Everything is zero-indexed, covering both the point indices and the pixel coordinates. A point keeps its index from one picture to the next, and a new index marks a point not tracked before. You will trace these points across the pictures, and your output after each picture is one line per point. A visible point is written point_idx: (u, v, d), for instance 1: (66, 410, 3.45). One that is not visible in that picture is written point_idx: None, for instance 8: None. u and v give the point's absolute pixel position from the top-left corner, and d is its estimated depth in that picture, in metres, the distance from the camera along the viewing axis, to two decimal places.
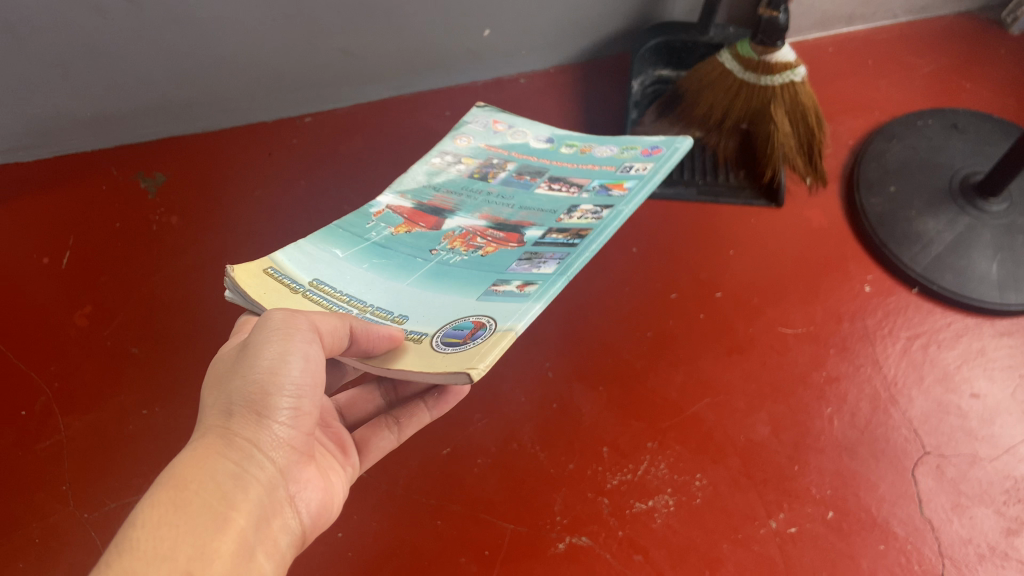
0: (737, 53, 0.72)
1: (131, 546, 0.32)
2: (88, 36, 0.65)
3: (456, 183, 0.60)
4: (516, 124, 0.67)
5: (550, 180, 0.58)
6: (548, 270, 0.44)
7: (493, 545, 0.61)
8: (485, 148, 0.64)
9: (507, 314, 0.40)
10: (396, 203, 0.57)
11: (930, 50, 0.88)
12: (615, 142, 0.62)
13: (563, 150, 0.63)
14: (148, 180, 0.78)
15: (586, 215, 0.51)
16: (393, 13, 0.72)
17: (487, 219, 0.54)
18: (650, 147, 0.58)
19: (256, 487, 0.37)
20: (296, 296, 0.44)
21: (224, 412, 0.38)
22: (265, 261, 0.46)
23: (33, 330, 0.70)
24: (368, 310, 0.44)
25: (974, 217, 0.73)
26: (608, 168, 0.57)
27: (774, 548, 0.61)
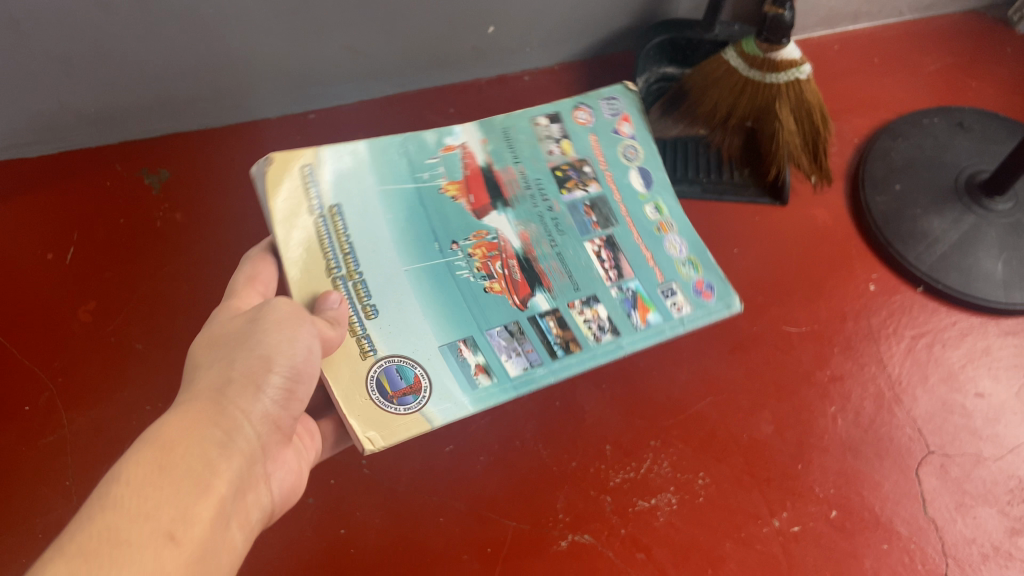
0: (742, 50, 0.70)
1: (115, 502, 0.32)
2: (93, 31, 0.65)
3: (535, 165, 0.62)
4: (637, 140, 0.65)
5: (605, 240, 0.60)
6: (513, 372, 0.52)
7: (495, 543, 0.61)
8: (589, 147, 0.64)
9: (441, 396, 0.50)
10: (470, 150, 0.61)
11: (936, 47, 0.87)
12: (693, 241, 0.62)
13: (650, 210, 0.63)
14: (152, 176, 0.78)
15: (592, 325, 0.56)
16: (398, 10, 0.72)
17: (523, 241, 0.58)
18: (708, 285, 0.60)
19: (240, 458, 0.38)
20: (308, 217, 0.52)
21: (220, 381, 0.40)
22: (314, 156, 0.54)
23: (38, 325, 0.70)
24: (354, 277, 0.52)
25: (980, 216, 0.73)
26: (664, 276, 0.59)
27: (777, 547, 0.61)
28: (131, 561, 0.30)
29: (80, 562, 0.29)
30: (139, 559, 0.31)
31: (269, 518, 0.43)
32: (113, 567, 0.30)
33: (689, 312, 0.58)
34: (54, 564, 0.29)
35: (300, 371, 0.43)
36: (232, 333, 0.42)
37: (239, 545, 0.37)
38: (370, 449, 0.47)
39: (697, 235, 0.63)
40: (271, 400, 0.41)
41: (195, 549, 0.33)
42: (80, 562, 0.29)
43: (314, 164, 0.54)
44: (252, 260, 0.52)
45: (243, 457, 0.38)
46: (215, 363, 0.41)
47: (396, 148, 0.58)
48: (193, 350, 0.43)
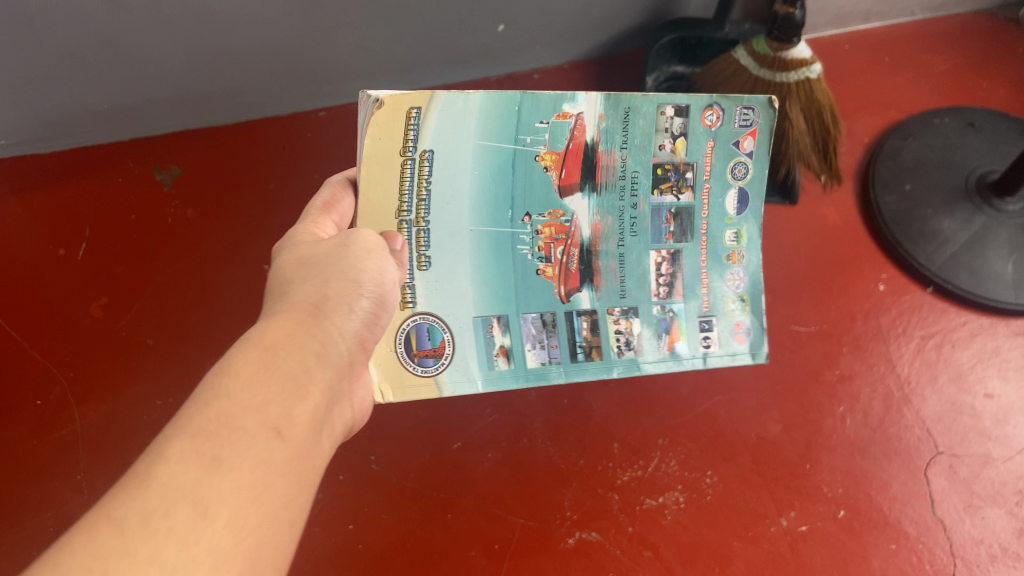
0: (753, 49, 0.70)
1: (228, 393, 0.31)
2: (106, 30, 0.65)
3: (637, 156, 0.50)
4: (754, 159, 0.51)
5: (671, 253, 0.53)
6: (531, 363, 0.52)
7: (503, 540, 0.62)
8: (703, 152, 0.51)
9: (457, 367, 0.50)
10: (584, 124, 0.48)
11: (949, 46, 0.87)
12: (756, 280, 0.55)
13: (730, 235, 0.53)
14: (163, 173, 0.79)
15: (621, 337, 0.53)
16: (409, 9, 0.72)
17: (592, 232, 0.51)
18: (746, 330, 0.55)
19: (336, 371, 0.37)
20: (397, 156, 0.46)
21: (318, 296, 0.38)
22: (424, 96, 0.45)
23: (52, 320, 0.72)
24: (420, 224, 0.48)
25: (991, 216, 0.71)
26: (710, 309, 0.54)
27: (784, 546, 0.61)
28: (246, 450, 0.30)
29: (201, 443, 0.29)
30: (251, 449, 0.30)
31: (348, 430, 0.41)
32: (230, 453, 0.29)
33: (716, 353, 0.55)
34: (175, 443, 0.29)
35: (385, 299, 0.42)
36: (323, 252, 0.41)
37: (329, 453, 0.37)
38: (381, 399, 0.48)
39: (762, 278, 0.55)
40: (361, 320, 0.39)
41: (297, 448, 0.32)
42: (201, 443, 0.29)
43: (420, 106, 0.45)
44: (331, 187, 0.50)
45: (338, 369, 0.37)
46: (309, 278, 0.39)
47: (509, 104, 0.47)
48: (283, 261, 0.41)
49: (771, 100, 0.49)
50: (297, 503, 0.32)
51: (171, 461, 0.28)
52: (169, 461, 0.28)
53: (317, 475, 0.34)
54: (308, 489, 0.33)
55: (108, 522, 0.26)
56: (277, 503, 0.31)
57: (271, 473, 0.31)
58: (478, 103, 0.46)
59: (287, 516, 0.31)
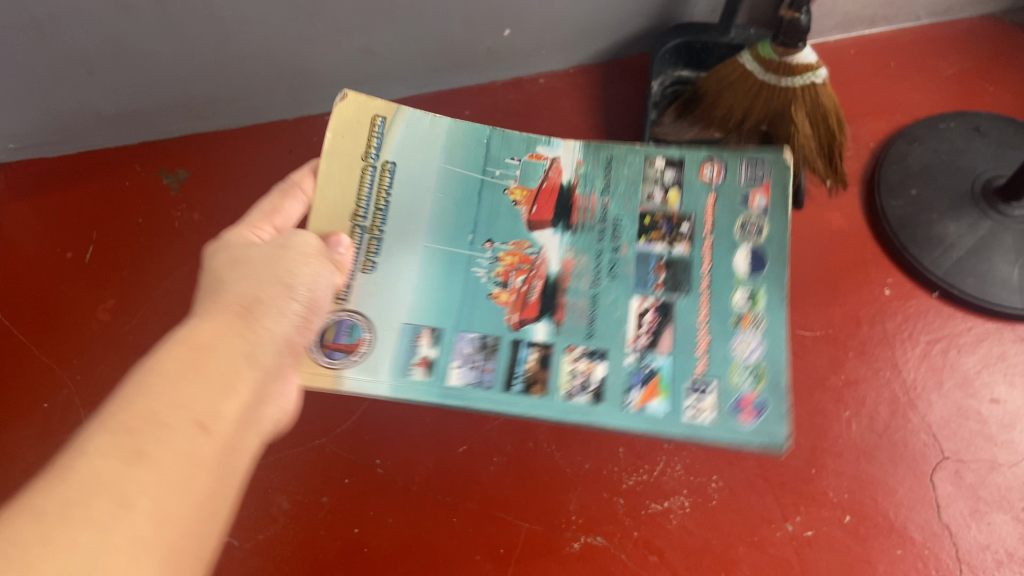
0: (757, 53, 0.70)
1: (153, 388, 0.30)
2: (114, 35, 0.65)
3: (623, 204, 0.52)
4: (768, 218, 0.51)
5: (660, 304, 0.49)
6: (452, 382, 0.46)
7: (508, 543, 0.62)
8: (701, 207, 0.52)
9: (367, 368, 0.45)
10: (559, 165, 0.52)
11: (954, 51, 0.87)
12: (775, 354, 0.48)
13: (742, 296, 0.49)
14: (170, 176, 0.79)
15: (576, 379, 0.47)
16: (415, 13, 0.72)
17: (563, 268, 0.50)
18: (758, 404, 0.46)
19: (266, 372, 0.35)
20: (358, 161, 0.48)
21: (248, 298, 0.37)
22: (390, 110, 0.49)
23: (58, 323, 0.72)
24: (374, 232, 0.48)
25: (997, 221, 0.71)
26: (706, 372, 0.47)
27: (790, 552, 0.61)
28: (169, 445, 0.28)
29: (122, 437, 0.28)
30: (175, 445, 0.29)
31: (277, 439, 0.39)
32: (153, 447, 0.28)
33: (709, 422, 0.46)
34: (96, 437, 0.27)
35: (318, 304, 0.41)
36: (260, 251, 0.40)
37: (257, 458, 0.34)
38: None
39: (784, 358, 0.48)
40: (294, 321, 0.39)
41: (226, 445, 0.31)
42: (123, 438, 0.28)
43: (388, 119, 0.49)
44: (281, 193, 0.48)
45: (270, 372, 0.36)
46: (243, 277, 0.38)
47: (480, 134, 0.52)
48: (212, 261, 0.40)
49: (786, 160, 0.51)
50: (222, 503, 0.30)
51: (91, 455, 0.27)
52: (89, 456, 0.27)
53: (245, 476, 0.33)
54: (233, 489, 0.31)
55: (19, 517, 0.25)
56: (203, 497, 0.29)
57: (197, 468, 0.29)
58: (444, 126, 0.51)
59: (212, 516, 0.30)
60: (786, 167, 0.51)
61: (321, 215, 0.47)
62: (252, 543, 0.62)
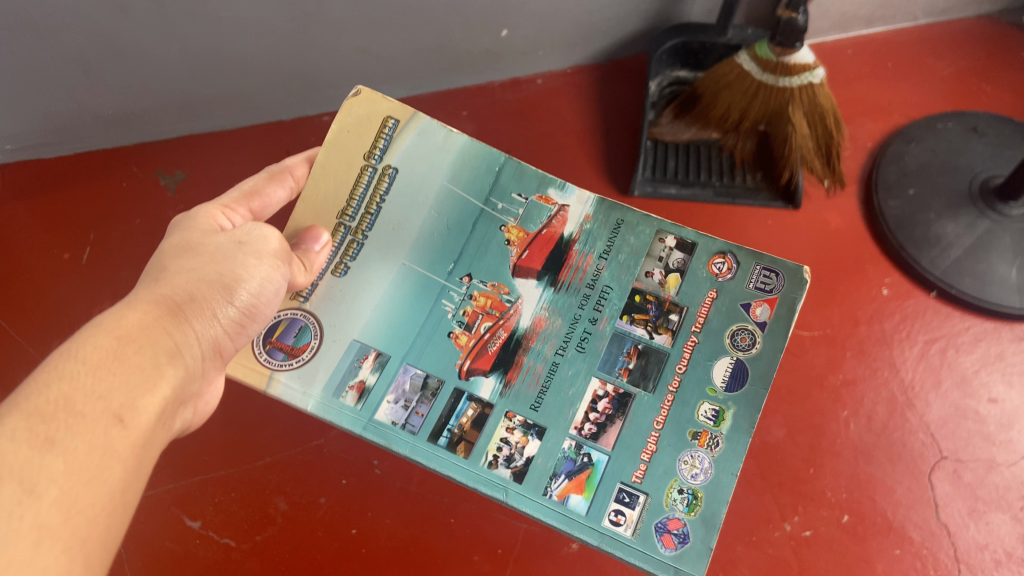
0: (756, 54, 0.70)
1: (71, 377, 0.32)
2: (110, 36, 0.65)
3: (615, 275, 0.52)
4: (763, 334, 0.50)
5: (619, 393, 0.50)
6: (379, 417, 0.48)
7: (506, 544, 0.62)
8: (697, 301, 0.52)
9: (300, 380, 0.48)
10: (565, 215, 0.52)
11: (952, 50, 0.87)
12: (719, 482, 0.48)
13: (708, 409, 0.49)
14: (168, 177, 0.79)
15: (503, 451, 0.49)
16: (413, 12, 0.72)
17: (535, 326, 0.51)
18: (682, 534, 0.47)
19: (189, 369, 0.37)
20: (359, 161, 0.48)
21: (184, 293, 0.39)
22: (406, 113, 0.48)
23: (57, 324, 0.72)
24: (358, 236, 0.49)
25: (994, 221, 0.71)
26: (640, 483, 0.48)
27: (788, 551, 0.61)
28: (81, 435, 0.31)
29: (35, 423, 0.30)
30: (87, 435, 0.31)
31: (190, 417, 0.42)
32: (65, 436, 0.30)
33: (625, 536, 0.47)
34: (9, 420, 0.30)
35: (258, 310, 0.42)
36: (213, 244, 0.41)
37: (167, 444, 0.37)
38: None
39: (727, 493, 0.48)
40: (227, 321, 0.40)
41: (140, 437, 0.33)
42: (35, 423, 0.30)
43: (399, 125, 0.48)
44: (268, 177, 0.49)
45: (192, 370, 0.38)
46: (185, 269, 0.40)
47: (491, 162, 0.51)
48: (165, 245, 0.42)
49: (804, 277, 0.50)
50: (132, 488, 0.33)
51: (2, 437, 0.29)
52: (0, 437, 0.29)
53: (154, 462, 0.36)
54: (141, 475, 0.34)
55: None
56: (110, 487, 0.32)
57: (106, 459, 0.32)
58: (456, 144, 0.50)
59: (120, 503, 0.33)
60: (801, 283, 0.50)
61: (308, 206, 0.48)
62: (250, 544, 0.62)
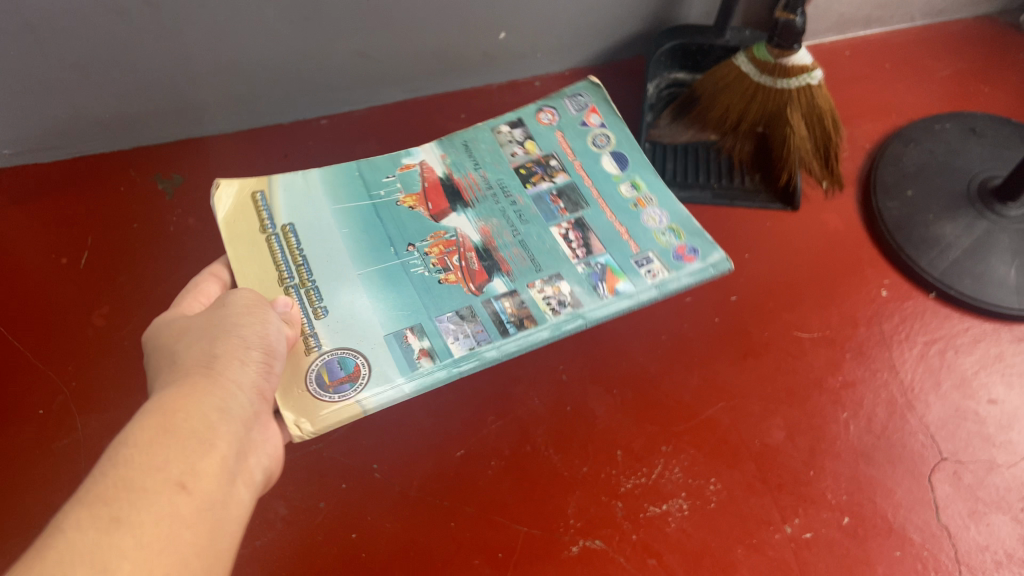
0: (753, 56, 0.71)
1: (126, 459, 0.32)
2: (109, 38, 0.65)
3: (497, 169, 0.62)
4: (607, 127, 0.65)
5: (574, 222, 0.59)
6: (456, 352, 0.50)
7: (505, 547, 0.61)
8: (556, 143, 0.64)
9: (379, 376, 0.49)
10: (428, 165, 0.61)
11: (949, 52, 0.87)
12: (677, 212, 0.60)
13: (626, 187, 0.62)
14: (166, 181, 0.79)
15: (552, 300, 0.54)
16: (410, 13, 0.72)
17: (482, 234, 0.57)
18: (690, 248, 0.57)
19: (238, 423, 0.38)
20: (260, 236, 0.54)
21: (206, 358, 0.39)
22: (264, 184, 0.56)
23: (54, 329, 0.71)
24: (306, 285, 0.52)
25: (993, 222, 0.72)
26: (640, 249, 0.57)
27: (789, 554, 0.61)
28: (148, 507, 0.31)
29: (98, 507, 0.30)
30: (155, 506, 0.31)
31: (268, 483, 0.41)
32: (131, 512, 0.30)
33: (666, 277, 0.55)
34: (73, 512, 0.29)
35: (274, 346, 0.43)
36: (212, 316, 0.43)
37: (246, 505, 0.37)
38: (297, 436, 0.45)
39: (683, 209, 0.60)
40: (255, 371, 0.41)
41: (207, 498, 0.33)
42: (99, 508, 0.30)
43: (265, 190, 0.56)
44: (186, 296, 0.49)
45: (242, 421, 0.38)
46: (197, 341, 0.41)
47: (352, 171, 0.60)
48: (162, 338, 0.42)
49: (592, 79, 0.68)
50: (214, 550, 0.33)
51: (69, 530, 0.29)
52: (67, 531, 0.29)
53: (236, 523, 0.35)
54: (223, 534, 0.34)
55: None
56: (188, 550, 0.31)
57: (179, 524, 0.31)
58: (316, 178, 0.58)
59: (205, 564, 0.32)
60: (597, 87, 0.67)
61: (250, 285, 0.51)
62: (249, 548, 0.62)
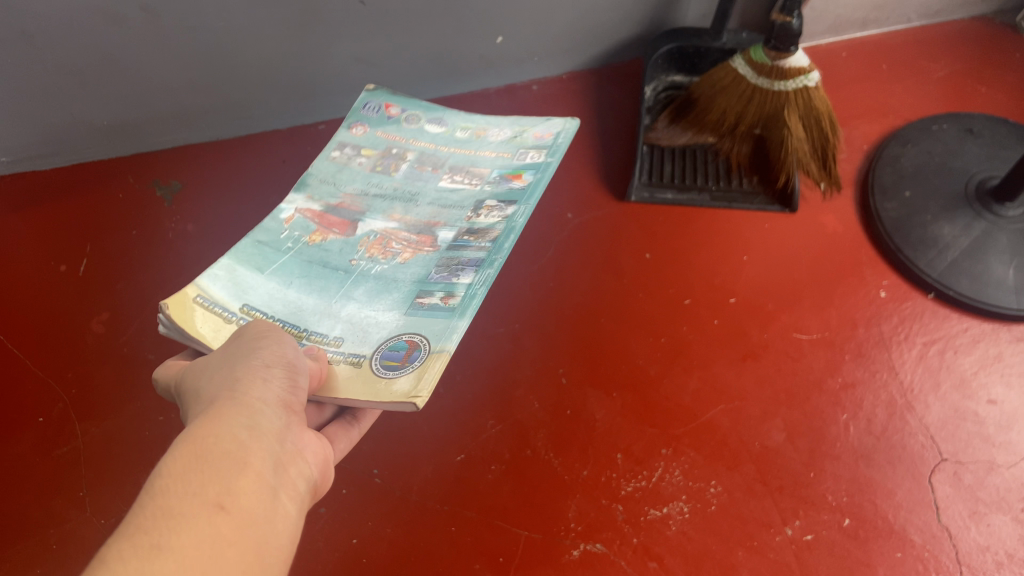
0: (751, 58, 0.73)
1: (161, 489, 0.30)
2: (107, 45, 0.65)
3: (359, 180, 0.60)
4: (406, 105, 0.68)
5: (450, 168, 0.61)
6: (467, 280, 0.49)
7: (506, 552, 0.61)
8: (382, 137, 0.65)
9: (437, 332, 0.45)
10: (304, 208, 0.57)
11: (945, 52, 0.87)
12: (495, 120, 0.66)
13: (461, 133, 0.65)
14: (165, 188, 0.79)
15: (493, 209, 0.55)
16: (407, 17, 0.72)
17: (398, 220, 0.56)
18: (543, 133, 0.62)
19: (272, 437, 0.35)
20: (230, 327, 0.46)
21: (229, 382, 0.37)
22: (194, 288, 0.48)
23: (54, 336, 0.71)
24: (303, 335, 0.47)
25: (991, 222, 0.73)
26: (512, 153, 0.61)
27: (790, 556, 0.61)
28: (187, 532, 0.29)
29: (138, 538, 0.28)
30: (193, 532, 0.29)
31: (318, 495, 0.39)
32: (170, 538, 0.28)
33: (547, 157, 0.59)
34: (116, 544, 0.28)
35: (297, 363, 0.40)
36: (228, 345, 0.40)
37: (294, 519, 0.34)
38: (420, 401, 0.41)
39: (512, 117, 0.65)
40: (283, 386, 0.38)
41: (246, 517, 0.31)
42: (140, 538, 0.28)
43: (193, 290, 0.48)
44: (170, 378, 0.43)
45: (275, 436, 0.35)
46: (218, 370, 0.38)
47: (256, 244, 0.54)
48: (190, 375, 0.41)
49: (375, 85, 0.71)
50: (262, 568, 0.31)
51: (111, 561, 0.27)
52: (109, 562, 0.27)
53: (284, 539, 0.33)
54: (270, 552, 0.32)
55: None
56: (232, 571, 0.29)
57: (218, 546, 0.29)
58: (230, 264, 0.51)
59: None
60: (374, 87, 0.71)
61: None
62: None
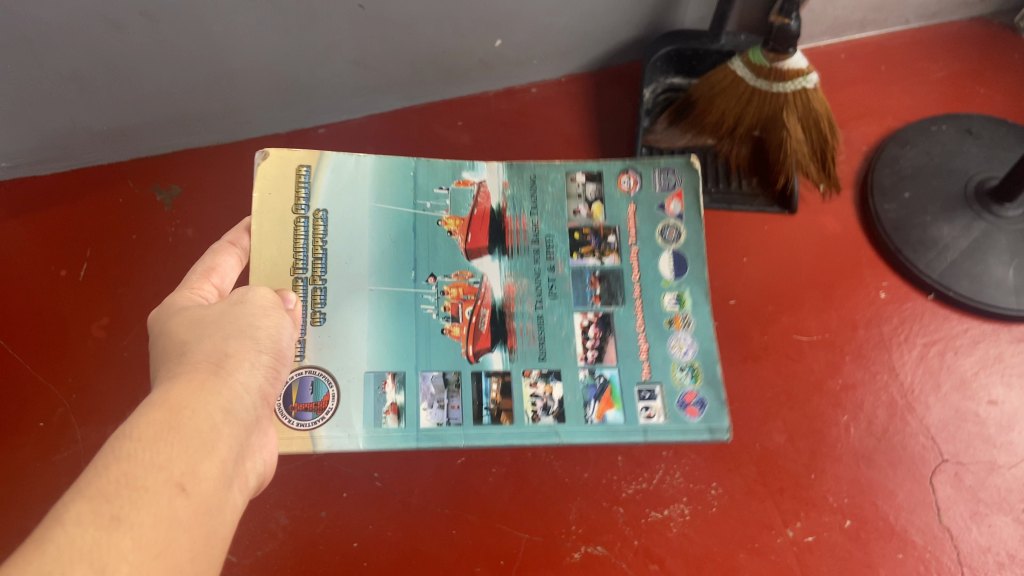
0: (749, 60, 0.71)
1: (128, 455, 0.30)
2: (105, 50, 0.65)
3: (551, 223, 0.60)
4: (682, 223, 0.60)
5: (600, 316, 0.58)
6: (425, 424, 0.52)
7: (508, 555, 0.62)
8: (623, 218, 0.60)
9: (342, 422, 0.51)
10: (486, 190, 0.59)
11: (946, 51, 0.87)
12: (705, 349, 0.57)
13: (669, 298, 0.59)
14: (164, 192, 0.79)
15: (538, 402, 0.54)
16: (405, 22, 0.72)
17: (507, 293, 0.57)
18: (699, 402, 0.55)
19: (244, 425, 0.35)
20: (290, 215, 0.54)
21: (216, 354, 0.37)
22: (314, 159, 0.55)
23: (56, 341, 0.72)
24: (316, 282, 0.54)
25: (990, 223, 0.72)
26: (650, 377, 0.56)
27: (791, 557, 0.62)
28: (148, 507, 0.29)
29: (99, 504, 0.28)
30: (154, 509, 0.29)
31: (259, 487, 0.39)
32: (131, 512, 0.28)
33: (660, 422, 0.54)
34: (73, 506, 0.27)
35: (281, 349, 0.41)
36: (217, 308, 0.40)
37: (242, 510, 0.34)
38: None
39: (714, 354, 0.57)
40: (263, 373, 0.39)
41: (206, 503, 0.31)
42: (100, 504, 0.28)
43: (313, 167, 0.55)
44: (214, 252, 0.49)
45: (247, 424, 0.36)
46: (208, 334, 0.38)
47: (406, 168, 0.58)
48: (171, 322, 0.40)
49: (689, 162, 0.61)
50: (207, 556, 0.31)
51: (67, 524, 0.27)
52: (66, 524, 0.27)
53: (229, 530, 0.33)
54: (218, 540, 0.31)
55: None
56: (183, 556, 0.29)
57: (176, 529, 0.29)
58: (369, 167, 0.57)
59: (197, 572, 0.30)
60: (693, 172, 0.61)
61: (263, 271, 0.53)
62: (250, 559, 0.62)
